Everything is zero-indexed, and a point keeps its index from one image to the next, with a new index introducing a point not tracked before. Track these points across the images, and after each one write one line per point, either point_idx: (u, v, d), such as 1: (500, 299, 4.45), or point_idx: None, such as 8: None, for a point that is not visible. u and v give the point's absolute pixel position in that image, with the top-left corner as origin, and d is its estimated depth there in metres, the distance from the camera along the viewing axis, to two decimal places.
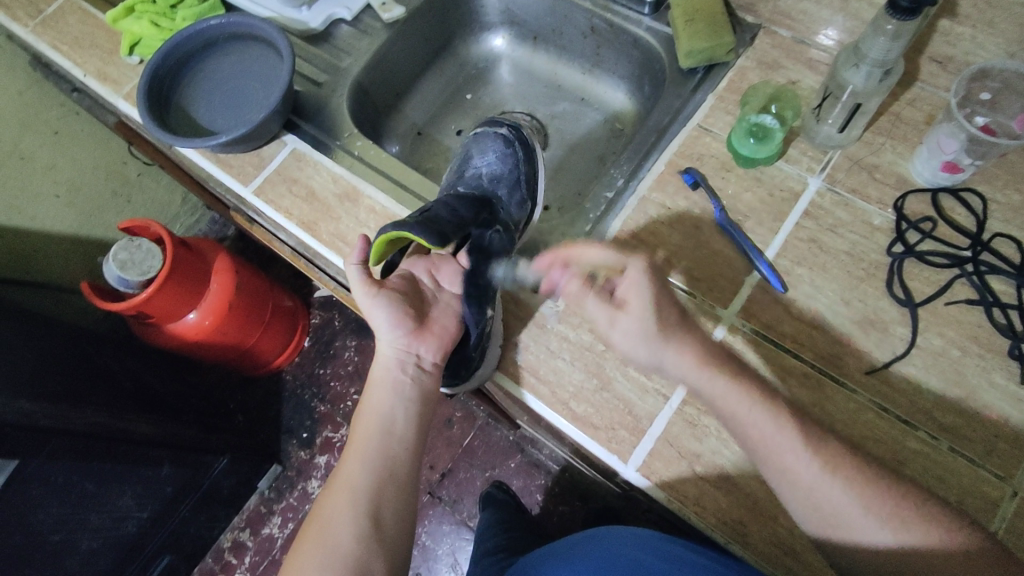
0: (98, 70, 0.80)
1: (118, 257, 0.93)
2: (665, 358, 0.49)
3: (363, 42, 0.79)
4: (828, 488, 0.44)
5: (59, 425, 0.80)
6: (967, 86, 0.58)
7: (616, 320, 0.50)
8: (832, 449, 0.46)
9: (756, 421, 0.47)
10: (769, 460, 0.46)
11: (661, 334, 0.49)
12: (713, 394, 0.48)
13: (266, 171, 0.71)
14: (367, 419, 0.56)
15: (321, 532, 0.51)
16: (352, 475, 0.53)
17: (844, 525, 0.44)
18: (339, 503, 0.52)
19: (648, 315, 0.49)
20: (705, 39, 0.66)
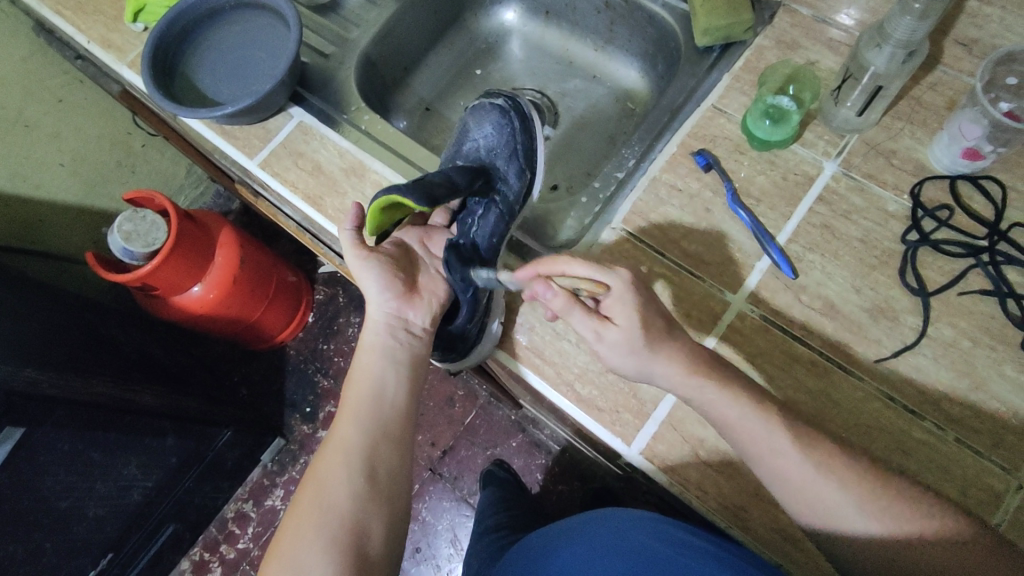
0: (103, 37, 0.79)
1: (122, 228, 0.92)
2: (654, 368, 0.49)
3: (372, 13, 0.77)
4: (809, 477, 0.45)
5: (65, 394, 0.80)
6: (992, 70, 0.56)
7: (602, 333, 0.49)
8: (827, 449, 0.46)
9: (742, 422, 0.47)
10: (762, 459, 0.46)
11: (648, 346, 0.48)
12: (692, 395, 0.48)
13: (272, 143, 0.70)
14: (358, 383, 0.55)
15: (316, 495, 0.50)
16: (346, 437, 0.52)
17: (836, 517, 0.44)
18: (333, 465, 0.51)
19: (639, 329, 0.48)
20: (723, 16, 0.64)
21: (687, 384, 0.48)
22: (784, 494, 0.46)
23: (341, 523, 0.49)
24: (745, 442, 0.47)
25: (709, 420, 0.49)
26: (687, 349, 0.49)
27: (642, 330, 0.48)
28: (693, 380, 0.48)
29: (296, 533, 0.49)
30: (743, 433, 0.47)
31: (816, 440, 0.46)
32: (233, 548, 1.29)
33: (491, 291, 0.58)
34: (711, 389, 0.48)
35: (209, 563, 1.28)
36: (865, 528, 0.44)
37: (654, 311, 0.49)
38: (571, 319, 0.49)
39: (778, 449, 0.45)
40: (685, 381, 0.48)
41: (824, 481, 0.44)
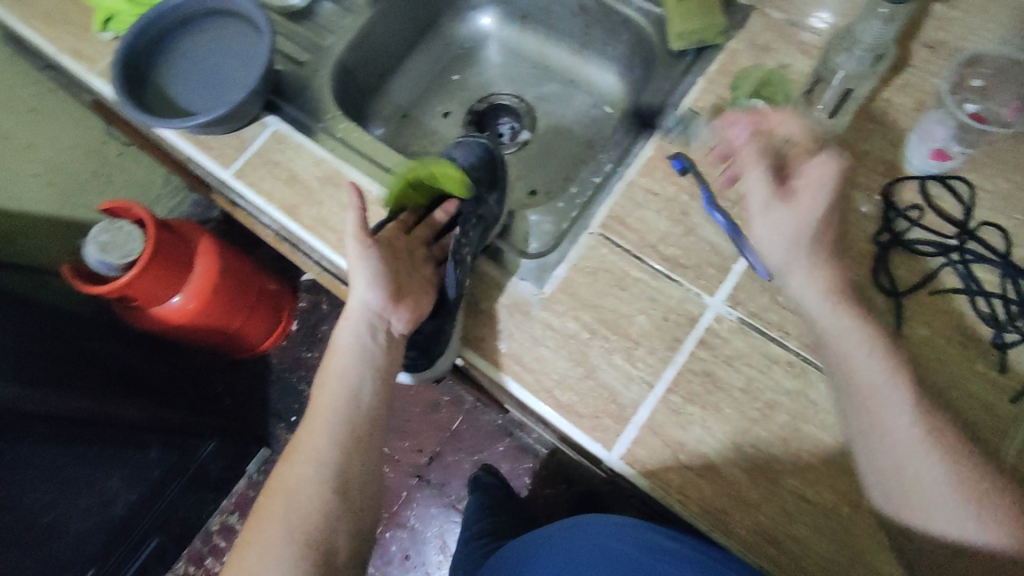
0: (72, 47, 0.77)
1: (98, 239, 0.91)
2: (796, 268, 0.52)
3: (346, 19, 0.77)
4: (931, 474, 0.46)
5: (41, 411, 0.78)
6: (959, 72, 0.58)
7: (770, 208, 0.53)
8: (938, 420, 0.47)
9: (884, 408, 0.47)
10: (873, 410, 0.48)
11: (807, 245, 0.52)
12: (839, 356, 0.50)
13: (247, 153, 0.69)
14: (329, 391, 0.55)
15: (283, 501, 0.52)
16: (316, 447, 0.53)
17: (920, 491, 0.46)
18: (301, 473, 0.52)
19: (804, 223, 0.53)
20: (698, 19, 0.65)
21: (836, 322, 0.50)
22: (889, 486, 0.47)
23: (306, 532, 0.50)
24: (878, 429, 0.48)
25: (826, 350, 0.51)
26: (836, 273, 0.52)
27: (807, 227, 0.53)
28: (852, 342, 0.49)
29: (264, 535, 0.51)
30: (880, 421, 0.48)
31: (946, 439, 0.46)
32: (219, 562, 1.27)
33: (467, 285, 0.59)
34: (858, 333, 0.50)
35: None
36: (943, 516, 0.45)
37: (831, 212, 0.53)
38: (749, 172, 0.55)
39: (907, 443, 0.46)
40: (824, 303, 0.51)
41: (943, 484, 0.45)
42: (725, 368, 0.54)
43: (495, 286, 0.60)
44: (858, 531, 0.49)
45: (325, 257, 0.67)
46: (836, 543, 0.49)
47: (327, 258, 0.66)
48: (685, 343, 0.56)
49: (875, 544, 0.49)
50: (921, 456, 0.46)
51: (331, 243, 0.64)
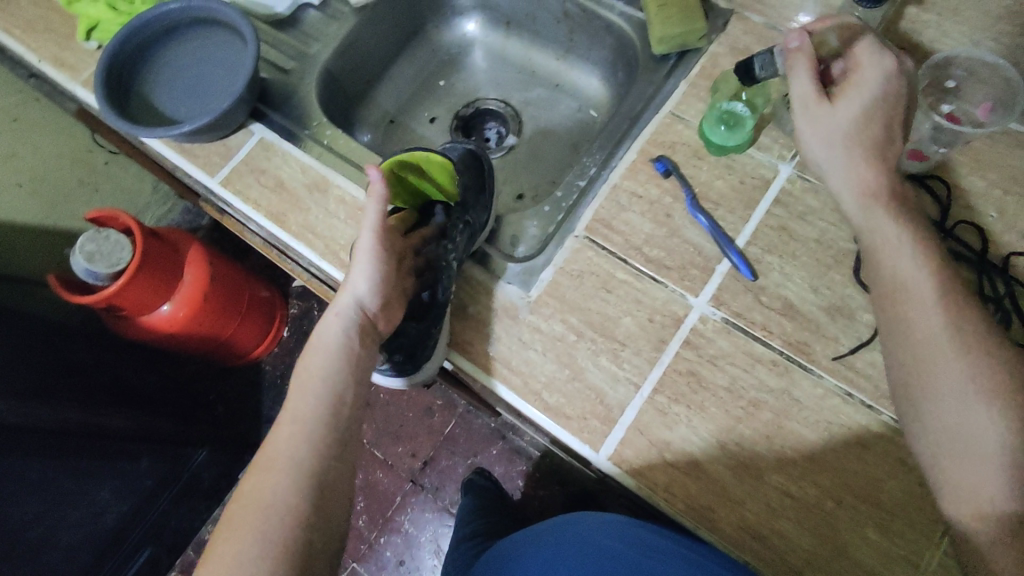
0: (55, 56, 0.77)
1: (85, 249, 0.90)
2: (836, 167, 0.51)
3: (331, 27, 0.77)
4: (979, 420, 0.42)
5: (28, 423, 0.79)
6: (931, 74, 0.59)
7: (814, 107, 0.52)
8: (982, 334, 0.44)
9: (931, 335, 0.45)
10: (907, 315, 0.46)
11: (850, 142, 0.51)
12: (886, 277, 0.48)
13: (233, 160, 0.69)
14: (307, 378, 0.53)
15: (250, 513, 0.46)
16: (291, 450, 0.49)
17: (945, 398, 0.43)
18: (273, 480, 0.48)
19: (846, 123, 0.51)
20: (677, 25, 0.66)
21: (874, 220, 0.49)
22: (932, 433, 0.44)
23: (278, 523, 0.46)
24: (920, 368, 0.45)
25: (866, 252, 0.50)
26: (878, 176, 0.50)
27: (850, 127, 0.50)
28: (901, 272, 0.47)
29: (225, 555, 0.44)
30: (918, 354, 0.45)
31: (1001, 378, 0.43)
32: None
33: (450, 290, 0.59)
34: (900, 236, 0.48)
35: None
36: (965, 431, 0.43)
37: (882, 113, 0.50)
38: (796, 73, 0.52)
39: (956, 381, 0.43)
40: (858, 203, 0.50)
41: (994, 433, 0.42)
42: (709, 367, 0.55)
43: (482, 290, 0.61)
44: (841, 526, 0.50)
45: (313, 263, 0.67)
46: (820, 539, 0.50)
47: (315, 265, 0.66)
48: (670, 343, 0.56)
49: (858, 539, 0.50)
50: (968, 401, 0.43)
51: (319, 249, 0.64)
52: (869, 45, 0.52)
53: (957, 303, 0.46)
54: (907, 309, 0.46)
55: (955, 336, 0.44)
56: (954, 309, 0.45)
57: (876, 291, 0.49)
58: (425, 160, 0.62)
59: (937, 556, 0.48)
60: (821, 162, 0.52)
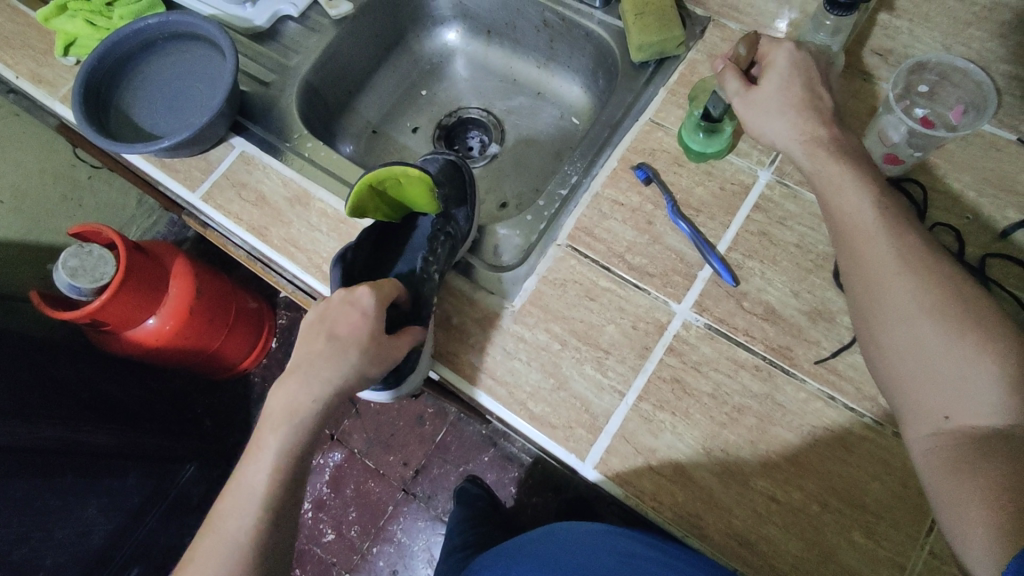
0: (32, 72, 0.76)
1: (67, 264, 0.89)
2: (778, 129, 0.53)
3: (311, 39, 0.77)
4: (929, 341, 0.42)
5: (9, 442, 0.77)
6: (906, 80, 0.59)
7: (746, 93, 0.55)
8: (919, 250, 0.45)
9: (880, 264, 0.45)
10: (851, 241, 0.47)
11: (783, 104, 0.53)
12: (839, 216, 0.48)
13: (214, 175, 0.69)
14: (257, 462, 0.50)
15: (219, 533, 0.49)
16: (256, 479, 0.50)
17: (889, 316, 0.44)
18: (239, 507, 0.50)
19: (779, 93, 0.53)
20: (655, 33, 0.66)
21: (819, 165, 0.50)
22: (891, 365, 0.44)
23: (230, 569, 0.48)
24: (873, 300, 0.45)
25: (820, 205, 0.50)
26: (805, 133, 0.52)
27: (782, 96, 0.53)
28: (853, 210, 0.47)
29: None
30: (865, 279, 0.46)
31: (948, 298, 0.42)
32: None
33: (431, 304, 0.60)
34: (846, 176, 0.49)
35: None
36: (913, 344, 0.43)
37: (802, 76, 0.54)
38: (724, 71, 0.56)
39: (903, 306, 0.43)
40: (804, 150, 0.52)
41: (943, 342, 0.41)
42: (693, 374, 0.55)
43: (466, 301, 0.61)
44: (826, 530, 0.50)
45: (297, 277, 0.67)
46: (806, 542, 0.50)
47: (298, 278, 0.66)
48: (654, 350, 0.56)
49: (844, 543, 0.50)
50: (920, 327, 0.42)
51: (302, 263, 0.64)
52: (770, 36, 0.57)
53: (905, 231, 0.46)
54: (858, 242, 0.46)
55: (903, 262, 0.44)
56: (902, 237, 0.45)
57: (833, 233, 0.49)
58: (404, 174, 0.59)
59: (921, 556, 0.49)
60: (766, 126, 0.54)
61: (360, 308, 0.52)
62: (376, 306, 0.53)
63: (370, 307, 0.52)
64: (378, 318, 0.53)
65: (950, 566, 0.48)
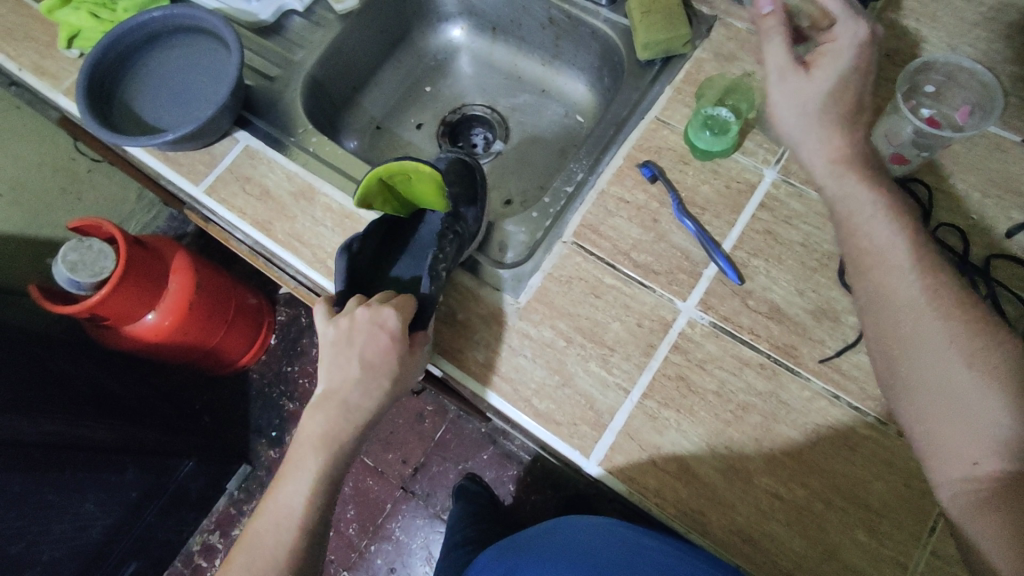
0: (35, 64, 0.76)
1: (67, 259, 0.88)
2: (808, 140, 0.50)
3: (316, 34, 0.77)
4: (954, 377, 0.42)
5: (8, 436, 0.77)
6: (912, 80, 0.59)
7: (787, 78, 0.50)
8: (944, 283, 0.45)
9: (904, 297, 0.45)
10: (873, 270, 0.47)
11: (820, 115, 0.49)
12: (857, 243, 0.48)
13: (218, 168, 0.69)
14: (286, 483, 0.53)
15: (253, 547, 0.53)
16: (289, 496, 0.53)
17: (914, 349, 0.44)
18: (270, 521, 0.53)
19: (819, 93, 0.49)
20: (661, 31, 0.66)
21: (847, 188, 0.48)
22: (913, 399, 0.44)
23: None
24: (898, 333, 0.45)
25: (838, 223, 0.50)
26: (810, 150, 0.49)
27: (823, 99, 0.49)
28: (874, 238, 0.47)
29: None
30: (890, 309, 0.46)
31: (974, 333, 0.43)
32: None
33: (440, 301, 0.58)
34: (873, 204, 0.48)
35: None
36: (938, 378, 0.43)
37: (854, 87, 0.49)
38: (769, 38, 0.51)
39: (929, 341, 0.43)
40: (829, 169, 0.49)
41: (970, 379, 0.42)
42: (698, 371, 0.55)
43: (471, 298, 0.61)
44: (830, 529, 0.50)
45: (301, 272, 0.67)
46: (810, 540, 0.50)
47: (302, 273, 0.66)
48: (659, 348, 0.56)
49: (848, 541, 0.50)
50: (946, 362, 0.43)
51: (305, 257, 0.64)
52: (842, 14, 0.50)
53: (929, 263, 0.46)
54: (880, 272, 0.46)
55: (928, 295, 0.45)
56: (925, 268, 0.46)
57: (848, 257, 0.49)
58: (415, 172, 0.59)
59: (923, 556, 0.49)
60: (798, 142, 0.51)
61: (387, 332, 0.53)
62: (400, 329, 0.53)
63: (396, 331, 0.53)
64: (405, 340, 0.54)
65: (952, 564, 0.48)
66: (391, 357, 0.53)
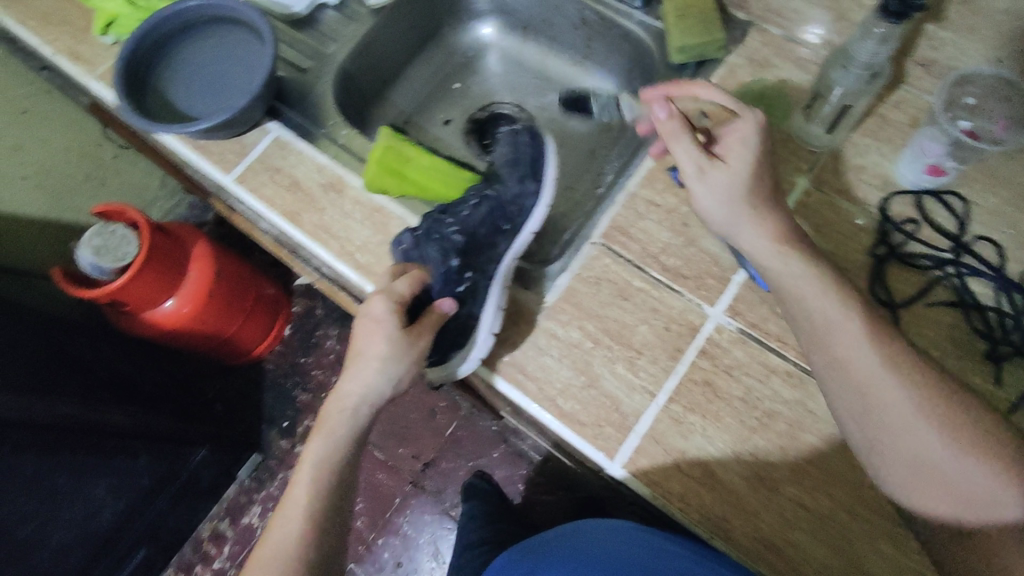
0: (70, 49, 0.77)
1: (92, 243, 0.90)
2: (742, 228, 0.53)
3: (349, 27, 0.77)
4: (932, 446, 0.45)
5: (24, 417, 0.77)
6: (949, 92, 0.59)
7: (706, 170, 0.54)
8: (897, 348, 0.48)
9: (871, 375, 0.47)
10: (834, 344, 0.49)
11: (749, 202, 0.53)
12: (815, 316, 0.50)
13: (248, 158, 0.69)
14: (314, 455, 0.55)
15: (284, 519, 0.54)
16: (319, 463, 0.55)
17: (889, 418, 0.46)
18: (301, 490, 0.55)
19: (739, 178, 0.53)
20: (696, 35, 0.66)
21: (788, 267, 0.51)
22: (899, 468, 0.46)
23: (299, 552, 0.52)
24: (877, 418, 0.47)
25: (785, 302, 0.52)
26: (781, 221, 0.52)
27: (744, 182, 0.53)
28: (829, 313, 0.49)
29: (261, 563, 0.52)
30: (860, 382, 0.47)
31: (939, 398, 0.46)
32: (209, 569, 1.26)
33: (470, 283, 0.61)
34: (818, 284, 0.50)
35: None
36: (918, 445, 0.46)
37: (767, 165, 0.54)
38: (676, 141, 0.54)
39: (903, 411, 0.46)
40: (774, 252, 0.52)
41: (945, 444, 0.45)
42: (725, 378, 0.55)
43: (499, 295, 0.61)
44: (854, 539, 0.50)
45: (327, 264, 0.67)
46: (834, 550, 0.50)
47: (329, 265, 0.66)
48: (687, 352, 0.56)
49: (872, 552, 0.50)
50: (919, 432, 0.46)
51: (334, 250, 0.64)
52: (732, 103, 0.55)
53: (878, 329, 0.48)
54: (841, 347, 0.48)
55: (890, 367, 0.47)
56: (879, 339, 0.48)
57: (805, 334, 0.51)
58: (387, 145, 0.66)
59: None
60: (739, 237, 0.53)
61: (373, 318, 0.55)
62: (390, 311, 0.55)
63: (380, 315, 0.55)
64: (395, 321, 0.55)
65: None
66: (385, 341, 0.55)
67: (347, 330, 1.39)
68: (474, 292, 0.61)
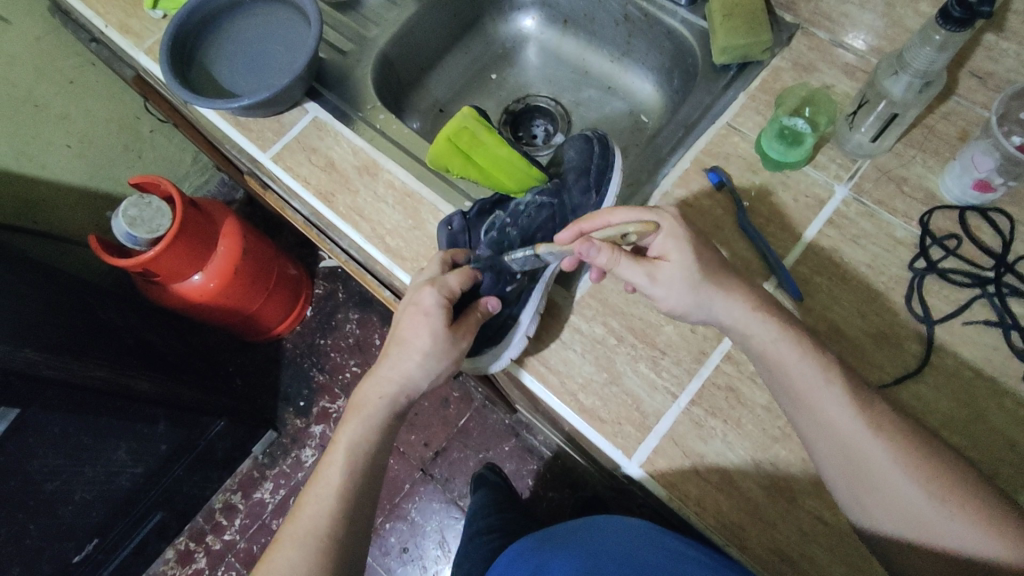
0: (120, 22, 0.78)
1: (127, 213, 0.91)
2: (712, 305, 0.52)
3: (392, 13, 0.78)
4: (916, 500, 0.44)
5: (60, 375, 0.79)
6: (1007, 104, 0.57)
7: (657, 276, 0.52)
8: (879, 411, 0.47)
9: (847, 431, 0.46)
10: (813, 402, 0.48)
11: (706, 280, 0.51)
12: (794, 378, 0.49)
13: (286, 137, 0.70)
14: (350, 432, 0.57)
15: (316, 494, 0.55)
16: (354, 440, 0.56)
17: (876, 471, 0.45)
18: (334, 465, 0.56)
19: (688, 265, 0.52)
20: (742, 35, 0.65)
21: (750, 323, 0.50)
22: (885, 522, 0.45)
23: (330, 527, 0.53)
24: (857, 473, 0.46)
25: (763, 365, 0.50)
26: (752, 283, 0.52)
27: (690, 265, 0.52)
28: (796, 368, 0.49)
29: (291, 535, 0.53)
30: (839, 437, 0.47)
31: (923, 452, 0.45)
32: (219, 540, 1.28)
33: (520, 285, 0.61)
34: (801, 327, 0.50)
35: (194, 553, 1.28)
36: (909, 498, 0.44)
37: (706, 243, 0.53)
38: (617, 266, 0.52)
39: (885, 467, 0.45)
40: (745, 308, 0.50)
41: (931, 500, 0.44)
42: (749, 385, 0.54)
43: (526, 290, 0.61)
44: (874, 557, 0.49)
45: (355, 247, 0.68)
46: (852, 568, 0.49)
47: (358, 247, 0.67)
48: (711, 356, 0.56)
49: None
50: (904, 486, 0.45)
51: (365, 232, 0.65)
52: (644, 213, 0.54)
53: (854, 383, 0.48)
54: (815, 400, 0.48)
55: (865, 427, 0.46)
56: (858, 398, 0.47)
57: (781, 389, 0.50)
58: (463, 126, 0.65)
59: None
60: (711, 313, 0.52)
61: (424, 308, 0.56)
62: (439, 304, 0.56)
63: (432, 307, 0.56)
64: (443, 316, 0.56)
65: None
66: (428, 331, 0.56)
67: (367, 314, 1.41)
68: (520, 292, 0.60)
